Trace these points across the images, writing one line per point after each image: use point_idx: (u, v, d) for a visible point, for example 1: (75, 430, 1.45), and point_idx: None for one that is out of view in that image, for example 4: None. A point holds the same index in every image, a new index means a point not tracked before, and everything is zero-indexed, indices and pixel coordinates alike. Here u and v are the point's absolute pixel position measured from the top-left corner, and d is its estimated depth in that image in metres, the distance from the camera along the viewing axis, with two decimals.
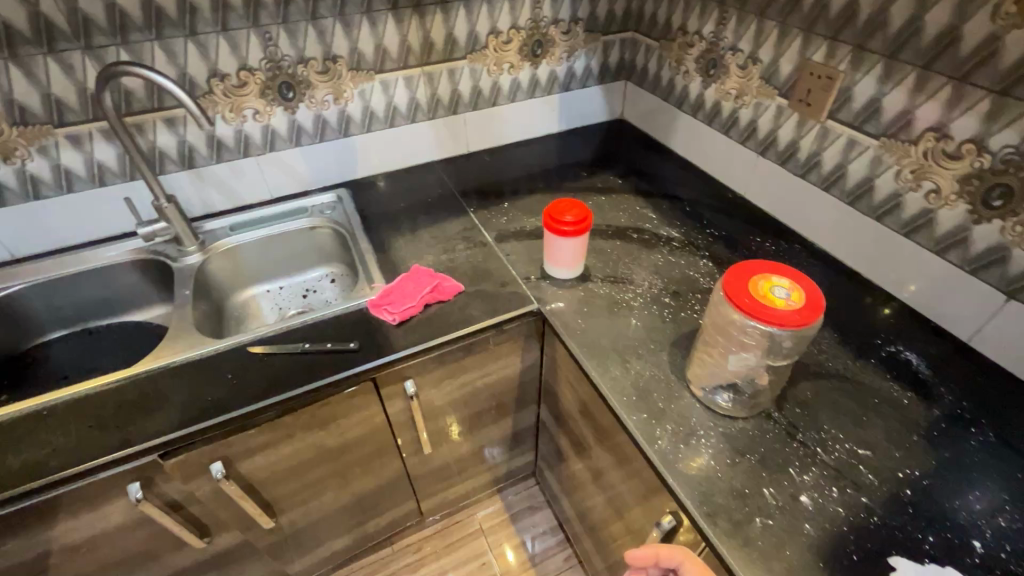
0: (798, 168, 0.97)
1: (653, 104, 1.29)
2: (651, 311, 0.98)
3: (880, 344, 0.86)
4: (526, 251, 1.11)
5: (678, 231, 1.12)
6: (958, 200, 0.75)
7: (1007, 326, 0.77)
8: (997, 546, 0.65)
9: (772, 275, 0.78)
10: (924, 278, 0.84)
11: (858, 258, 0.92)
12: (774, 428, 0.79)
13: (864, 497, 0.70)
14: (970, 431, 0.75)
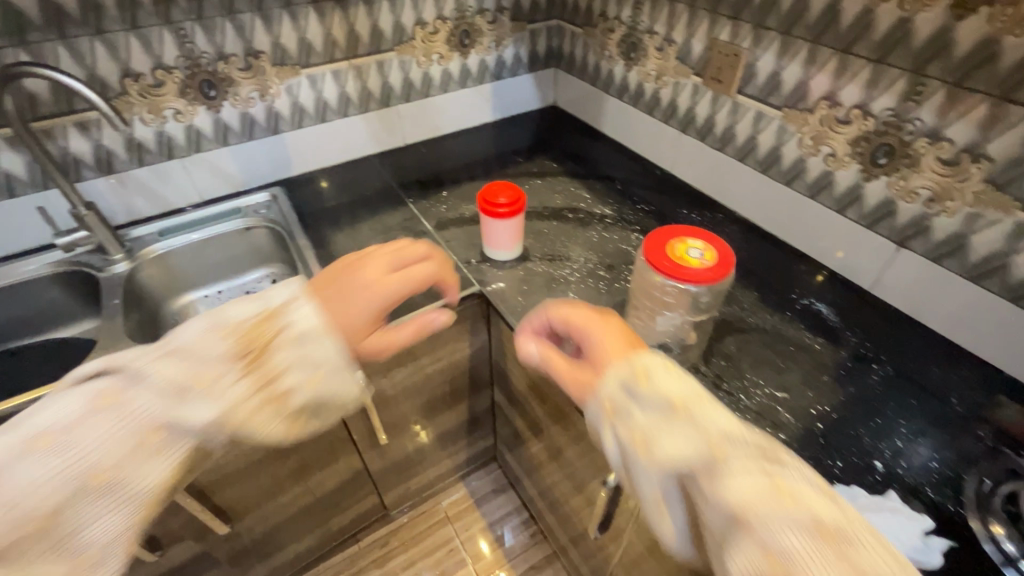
0: (717, 142, 1.03)
1: (583, 90, 1.33)
2: (588, 284, 0.91)
3: (793, 298, 0.88)
4: (466, 235, 1.03)
5: (611, 208, 1.10)
6: (852, 161, 0.82)
7: (902, 272, 0.82)
8: (896, 466, 0.65)
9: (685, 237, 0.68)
10: (832, 233, 0.89)
11: (774, 224, 0.98)
12: (702, 380, 0.75)
13: (782, 435, 0.68)
14: (872, 367, 0.77)
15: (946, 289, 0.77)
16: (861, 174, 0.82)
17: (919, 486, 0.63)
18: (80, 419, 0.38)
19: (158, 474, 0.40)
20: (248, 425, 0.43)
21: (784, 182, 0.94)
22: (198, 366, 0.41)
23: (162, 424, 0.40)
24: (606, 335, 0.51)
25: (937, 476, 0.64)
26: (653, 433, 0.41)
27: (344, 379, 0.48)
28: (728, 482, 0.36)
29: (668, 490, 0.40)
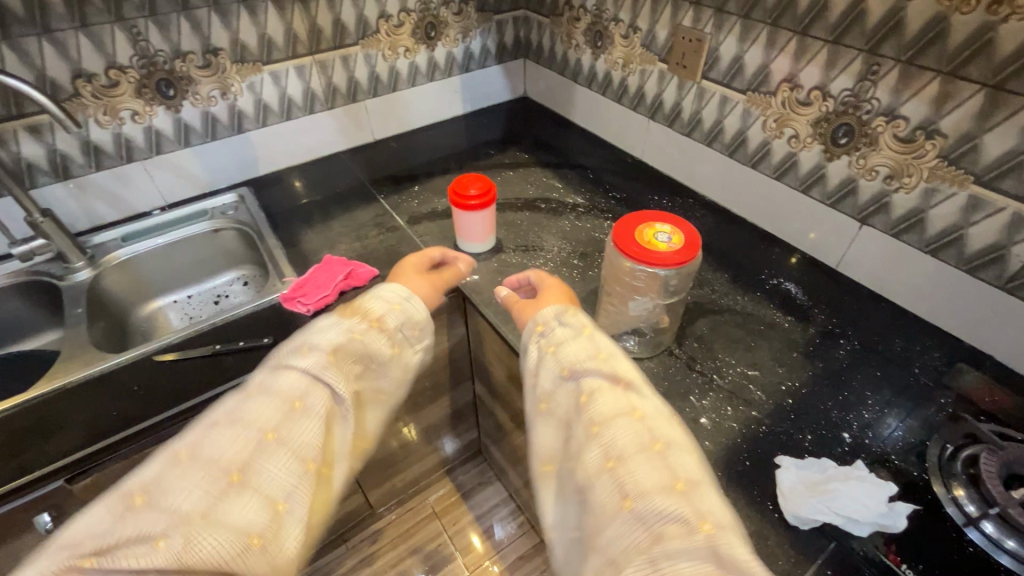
0: (684, 127, 1.04)
1: (553, 81, 1.33)
2: (562, 273, 0.91)
3: (763, 279, 0.90)
4: (439, 229, 1.03)
5: (583, 196, 1.10)
6: (814, 142, 0.84)
7: (865, 248, 0.84)
8: (864, 436, 0.67)
9: (650, 223, 0.69)
10: (798, 213, 0.91)
11: (743, 206, 1.00)
12: (675, 363, 0.76)
13: (754, 412, 0.70)
14: (839, 341, 0.79)
15: (907, 263, 0.80)
16: (823, 154, 0.83)
17: (885, 455, 0.65)
18: (242, 408, 0.51)
19: (315, 421, 0.51)
20: (385, 359, 0.62)
21: (750, 165, 0.95)
22: (312, 342, 0.57)
23: (300, 388, 0.52)
24: (554, 288, 0.71)
25: (902, 445, 0.66)
26: (563, 342, 0.58)
27: (422, 315, 0.67)
28: (598, 393, 0.52)
29: (554, 391, 0.56)
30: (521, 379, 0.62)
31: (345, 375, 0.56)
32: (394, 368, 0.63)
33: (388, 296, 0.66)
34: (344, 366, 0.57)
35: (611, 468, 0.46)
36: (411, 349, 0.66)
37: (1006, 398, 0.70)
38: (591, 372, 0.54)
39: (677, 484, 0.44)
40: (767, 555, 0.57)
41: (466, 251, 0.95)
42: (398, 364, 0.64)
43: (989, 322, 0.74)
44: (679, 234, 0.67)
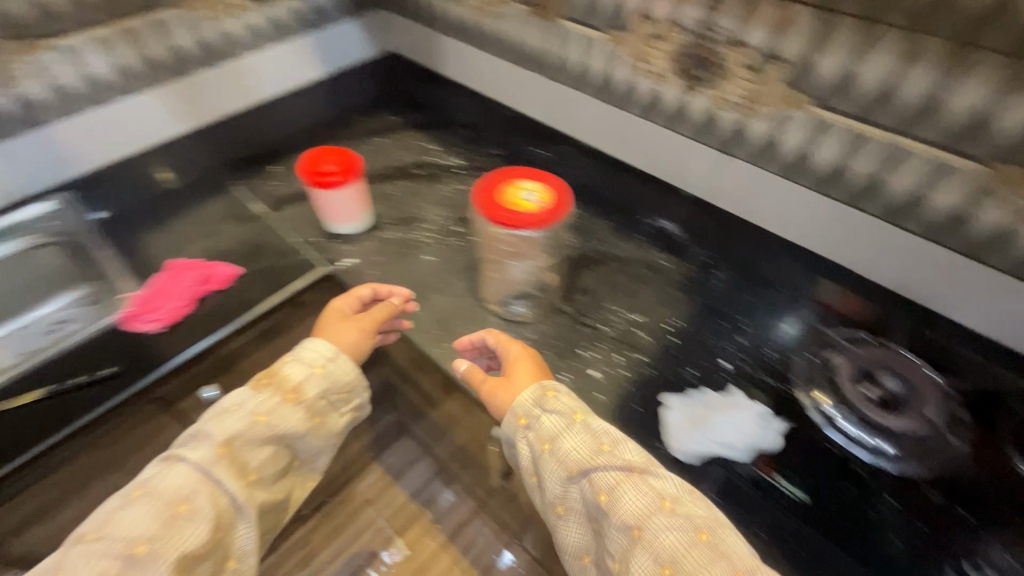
0: (553, 73, 1.00)
1: (417, 32, 1.20)
2: (444, 243, 0.87)
3: (641, 221, 0.93)
4: (306, 212, 0.93)
5: (462, 156, 1.05)
6: (674, 78, 0.83)
7: (731, 178, 0.87)
8: (740, 362, 0.71)
9: (512, 185, 0.66)
10: (669, 151, 0.92)
11: (619, 149, 0.99)
12: (563, 319, 0.76)
13: (641, 355, 0.71)
14: (715, 273, 0.82)
15: (768, 188, 0.83)
16: (683, 89, 0.83)
17: (759, 375, 0.69)
18: (118, 520, 0.53)
19: (201, 523, 0.55)
20: (297, 436, 0.62)
21: (620, 106, 0.93)
22: (212, 435, 0.58)
23: (187, 488, 0.56)
24: (524, 360, 0.65)
25: (774, 362, 0.70)
26: (556, 436, 0.57)
27: (350, 375, 0.65)
28: (620, 491, 0.53)
29: (566, 490, 0.56)
30: (517, 471, 0.61)
31: (241, 469, 0.59)
32: (314, 439, 0.64)
33: (310, 358, 0.64)
34: (241, 456, 0.59)
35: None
36: (338, 414, 0.65)
37: (856, 304, 0.80)
38: (603, 468, 0.54)
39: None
40: None
41: (345, 232, 0.88)
42: (320, 436, 0.65)
43: (840, 236, 0.79)
44: (544, 187, 0.65)
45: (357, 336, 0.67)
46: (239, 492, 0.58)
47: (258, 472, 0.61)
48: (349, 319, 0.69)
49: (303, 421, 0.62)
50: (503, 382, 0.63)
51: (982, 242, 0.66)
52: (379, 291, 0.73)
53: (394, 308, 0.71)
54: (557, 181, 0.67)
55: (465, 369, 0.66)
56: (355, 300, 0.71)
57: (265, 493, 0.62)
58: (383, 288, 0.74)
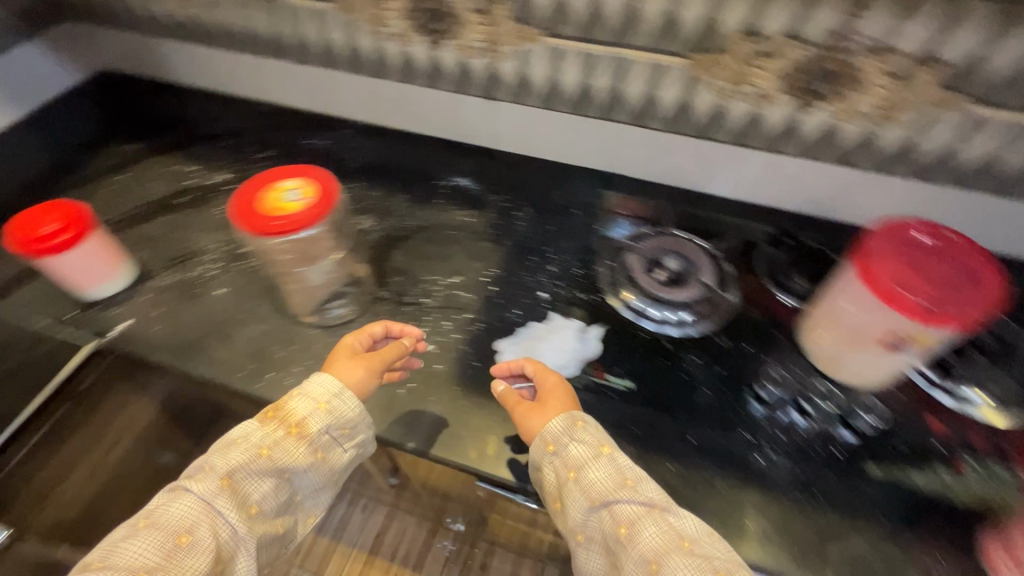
0: (297, 55, 0.91)
1: (128, 43, 1.02)
2: (235, 269, 0.78)
3: (437, 182, 0.91)
4: (46, 289, 0.76)
5: (229, 169, 0.94)
6: (415, 36, 0.78)
7: (504, 121, 0.90)
8: (555, 287, 0.76)
9: (267, 192, 0.60)
10: (441, 109, 0.92)
11: (395, 120, 0.97)
12: (385, 305, 0.74)
13: (468, 314, 0.73)
14: (515, 213, 0.86)
15: (537, 121, 0.88)
16: (428, 45, 0.79)
17: (574, 294, 0.75)
18: (122, 549, 0.49)
19: (204, 557, 0.49)
20: (300, 470, 0.57)
21: (378, 76, 0.90)
22: (216, 467, 0.54)
23: (187, 519, 0.51)
24: (558, 391, 0.61)
25: (584, 277, 0.77)
26: (581, 465, 0.55)
27: (355, 414, 0.59)
28: (640, 525, 0.50)
29: (587, 520, 0.53)
30: (542, 497, 0.58)
31: (243, 502, 0.54)
32: (318, 474, 0.58)
33: (316, 392, 0.59)
34: (244, 488, 0.54)
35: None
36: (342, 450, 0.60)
37: (631, 206, 0.86)
38: (624, 501, 0.52)
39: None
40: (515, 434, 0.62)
41: (108, 294, 0.74)
42: (322, 472, 0.59)
43: (608, 148, 0.87)
44: (303, 181, 0.62)
45: (363, 375, 0.61)
46: (241, 526, 0.53)
47: (262, 506, 0.55)
48: (357, 357, 0.63)
49: (305, 457, 0.57)
50: (536, 408, 0.59)
51: (707, 123, 0.77)
52: (393, 330, 0.68)
53: (405, 348, 0.65)
54: (314, 170, 0.64)
55: (502, 390, 0.61)
56: (368, 338, 0.66)
57: (269, 528, 0.56)
58: (398, 327, 0.68)
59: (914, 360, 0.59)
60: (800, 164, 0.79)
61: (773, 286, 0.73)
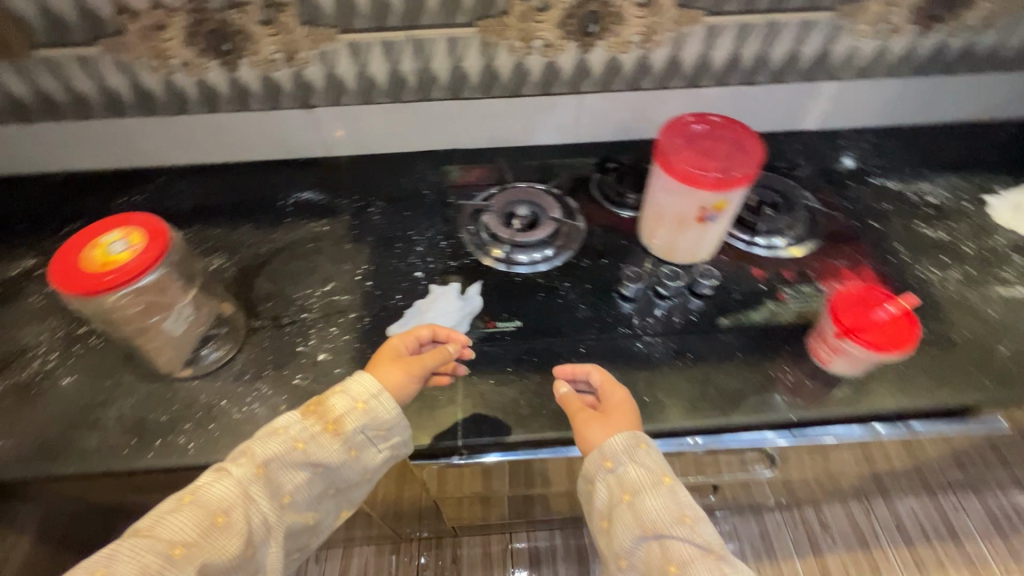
0: (76, 112, 0.83)
1: None
2: (78, 354, 0.70)
3: (280, 203, 0.89)
4: None
5: (33, 255, 0.82)
6: (208, 60, 0.79)
7: (329, 126, 0.90)
8: (427, 263, 0.79)
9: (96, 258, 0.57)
10: (260, 130, 0.89)
11: (213, 153, 0.92)
12: (265, 333, 0.72)
13: (352, 313, 0.74)
14: (368, 210, 0.87)
15: (361, 118, 0.89)
16: (224, 67, 0.80)
17: (446, 264, 0.79)
18: (166, 522, 0.52)
19: (235, 540, 0.53)
20: (333, 467, 0.58)
21: (180, 112, 0.85)
22: (255, 454, 0.56)
23: (226, 500, 0.54)
24: (625, 408, 0.61)
25: (451, 247, 0.81)
26: (640, 490, 0.56)
27: (392, 417, 0.60)
28: (692, 568, 0.53)
29: (635, 549, 0.55)
30: (589, 511, 0.60)
31: (276, 490, 0.56)
32: (350, 471, 0.60)
33: (356, 392, 0.60)
34: (277, 478, 0.56)
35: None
36: (377, 450, 0.60)
37: (475, 174, 0.91)
38: (679, 540, 0.54)
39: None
40: (429, 403, 0.65)
41: None
42: (354, 469, 0.60)
43: (436, 127, 0.92)
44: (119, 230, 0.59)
45: (403, 377, 0.61)
46: (271, 512, 0.56)
47: (294, 496, 0.57)
48: (399, 359, 0.63)
49: (339, 454, 0.58)
50: (600, 418, 0.60)
51: (513, 82, 0.87)
52: (440, 335, 0.67)
53: (448, 354, 0.64)
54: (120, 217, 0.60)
55: (564, 394, 0.62)
56: (415, 341, 0.65)
57: (297, 517, 0.59)
58: (444, 333, 0.67)
59: (726, 225, 0.72)
60: (599, 97, 0.90)
61: (615, 208, 0.85)
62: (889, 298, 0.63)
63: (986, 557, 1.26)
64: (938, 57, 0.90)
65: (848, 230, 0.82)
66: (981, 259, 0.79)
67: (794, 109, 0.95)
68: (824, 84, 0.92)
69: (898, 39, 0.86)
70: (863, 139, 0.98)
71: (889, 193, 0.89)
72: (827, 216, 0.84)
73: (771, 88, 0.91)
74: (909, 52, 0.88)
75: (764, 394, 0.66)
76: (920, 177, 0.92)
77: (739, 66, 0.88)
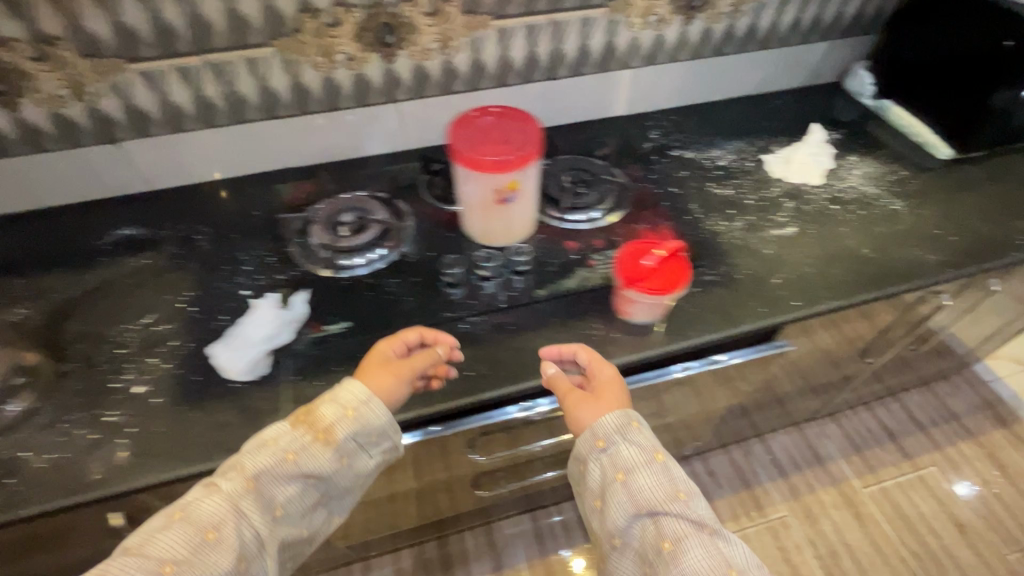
0: None
1: None
2: None
3: (97, 242, 0.85)
4: None
5: None
6: None
7: (142, 159, 0.88)
8: (254, 280, 0.79)
9: None
10: (65, 170, 0.86)
11: (16, 201, 0.87)
12: (74, 375, 0.68)
13: (173, 340, 0.72)
14: (194, 237, 0.86)
15: (175, 147, 0.88)
16: (6, 109, 0.77)
17: (273, 278, 0.79)
18: (155, 541, 0.52)
19: (226, 555, 0.53)
20: (325, 475, 0.60)
21: None
22: (244, 469, 0.56)
23: (216, 516, 0.54)
24: (613, 385, 0.67)
25: (279, 261, 0.81)
26: (632, 468, 0.61)
27: (382, 423, 0.62)
28: (685, 544, 0.57)
29: (629, 526, 0.60)
30: (582, 489, 0.65)
31: (268, 503, 0.57)
32: (344, 479, 0.62)
33: (346, 398, 0.61)
34: (269, 490, 0.57)
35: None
36: (369, 456, 0.62)
37: (306, 190, 0.92)
38: (673, 515, 0.59)
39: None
40: (255, 414, 0.65)
41: None
42: (346, 477, 0.62)
43: (259, 148, 0.92)
44: None
45: (390, 382, 0.64)
46: (263, 527, 0.56)
47: (286, 508, 0.58)
48: (389, 365, 0.65)
49: (332, 462, 0.59)
50: (587, 399, 0.66)
51: (327, 97, 0.90)
52: (428, 337, 0.69)
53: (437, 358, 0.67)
54: None
55: (552, 374, 0.67)
56: (402, 346, 0.67)
57: (292, 531, 0.60)
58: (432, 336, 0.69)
59: (530, 201, 0.79)
60: (418, 105, 0.95)
61: (443, 203, 0.89)
62: (656, 244, 0.72)
63: (847, 474, 1.42)
64: (707, 42, 1.03)
65: (650, 199, 0.92)
66: (760, 207, 0.91)
67: (600, 97, 1.05)
68: (619, 73, 1.02)
69: (669, 28, 0.98)
70: (666, 119, 1.10)
71: (687, 162, 1.00)
72: (632, 189, 0.94)
73: (573, 81, 1.01)
74: (682, 39, 1.01)
75: (575, 350, 0.72)
76: (712, 145, 1.04)
77: (539, 63, 0.96)
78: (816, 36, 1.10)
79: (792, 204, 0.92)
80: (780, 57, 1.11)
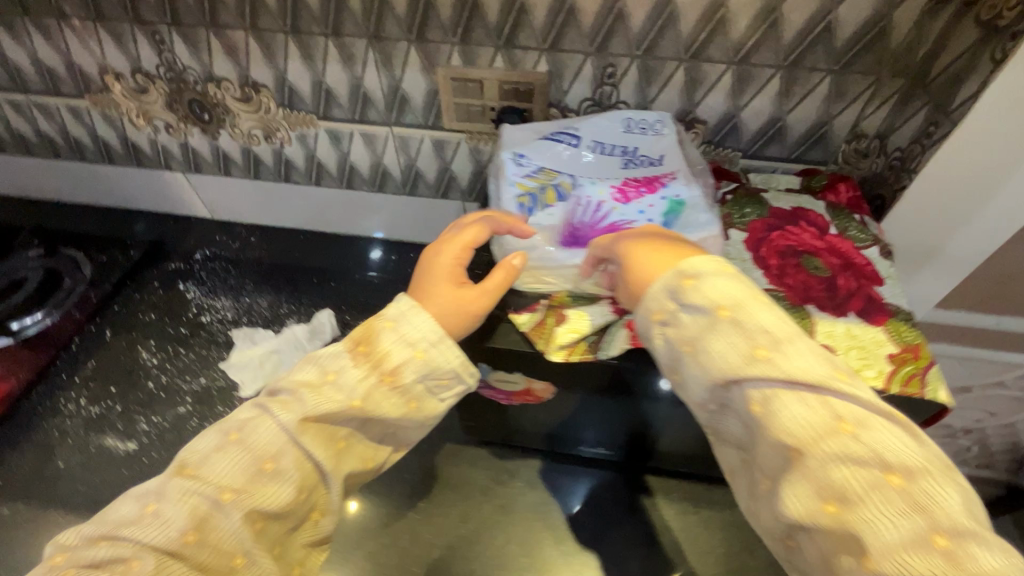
0: None
1: None
2: None
3: None
4: None
5: None
6: None
7: None
8: None
9: None
10: None
11: None
12: None
13: None
14: None
15: None
16: None
17: None
18: (213, 462, 0.36)
19: (290, 489, 0.36)
20: (393, 417, 0.39)
21: None
22: (305, 400, 0.37)
23: (278, 441, 0.36)
24: (648, 274, 0.39)
25: None
26: (699, 335, 0.36)
27: (458, 362, 0.40)
28: (781, 403, 0.32)
29: (712, 396, 0.36)
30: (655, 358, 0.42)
31: (331, 435, 0.38)
32: (413, 421, 0.41)
33: (409, 329, 0.39)
34: (335, 425, 0.38)
35: (833, 513, 0.30)
36: (439, 401, 0.42)
37: None
38: (758, 377, 0.33)
39: (938, 536, 0.28)
40: None
41: None
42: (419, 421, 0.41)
43: None
44: None
45: (467, 319, 0.42)
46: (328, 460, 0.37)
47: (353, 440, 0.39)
48: (457, 293, 0.42)
49: (396, 406, 0.39)
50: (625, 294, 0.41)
51: None
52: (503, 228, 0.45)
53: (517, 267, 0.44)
54: None
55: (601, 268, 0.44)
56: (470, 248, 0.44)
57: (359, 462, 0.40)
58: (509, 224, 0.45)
59: None
60: None
61: None
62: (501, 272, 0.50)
63: None
64: (258, 164, 0.80)
65: (57, 337, 0.73)
66: (144, 399, 0.69)
67: (161, 195, 0.88)
68: (163, 173, 0.84)
69: (191, 138, 0.77)
70: (240, 237, 0.88)
71: (175, 301, 0.80)
72: (58, 317, 0.75)
73: (113, 170, 0.85)
74: (219, 153, 0.79)
75: None
76: (232, 292, 0.81)
77: (55, 143, 0.83)
78: (426, 191, 0.78)
79: (184, 410, 0.68)
80: (389, 205, 0.82)
